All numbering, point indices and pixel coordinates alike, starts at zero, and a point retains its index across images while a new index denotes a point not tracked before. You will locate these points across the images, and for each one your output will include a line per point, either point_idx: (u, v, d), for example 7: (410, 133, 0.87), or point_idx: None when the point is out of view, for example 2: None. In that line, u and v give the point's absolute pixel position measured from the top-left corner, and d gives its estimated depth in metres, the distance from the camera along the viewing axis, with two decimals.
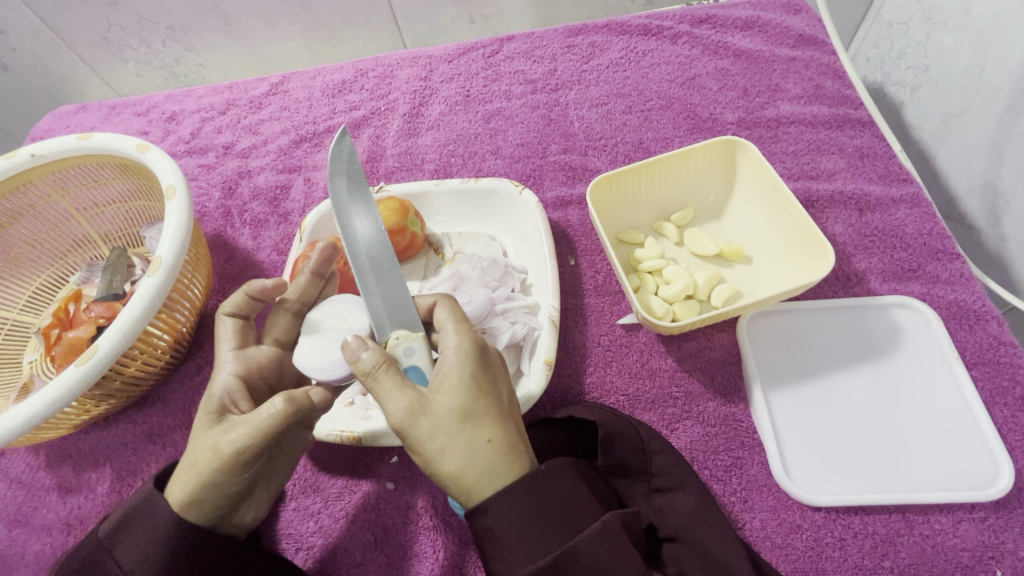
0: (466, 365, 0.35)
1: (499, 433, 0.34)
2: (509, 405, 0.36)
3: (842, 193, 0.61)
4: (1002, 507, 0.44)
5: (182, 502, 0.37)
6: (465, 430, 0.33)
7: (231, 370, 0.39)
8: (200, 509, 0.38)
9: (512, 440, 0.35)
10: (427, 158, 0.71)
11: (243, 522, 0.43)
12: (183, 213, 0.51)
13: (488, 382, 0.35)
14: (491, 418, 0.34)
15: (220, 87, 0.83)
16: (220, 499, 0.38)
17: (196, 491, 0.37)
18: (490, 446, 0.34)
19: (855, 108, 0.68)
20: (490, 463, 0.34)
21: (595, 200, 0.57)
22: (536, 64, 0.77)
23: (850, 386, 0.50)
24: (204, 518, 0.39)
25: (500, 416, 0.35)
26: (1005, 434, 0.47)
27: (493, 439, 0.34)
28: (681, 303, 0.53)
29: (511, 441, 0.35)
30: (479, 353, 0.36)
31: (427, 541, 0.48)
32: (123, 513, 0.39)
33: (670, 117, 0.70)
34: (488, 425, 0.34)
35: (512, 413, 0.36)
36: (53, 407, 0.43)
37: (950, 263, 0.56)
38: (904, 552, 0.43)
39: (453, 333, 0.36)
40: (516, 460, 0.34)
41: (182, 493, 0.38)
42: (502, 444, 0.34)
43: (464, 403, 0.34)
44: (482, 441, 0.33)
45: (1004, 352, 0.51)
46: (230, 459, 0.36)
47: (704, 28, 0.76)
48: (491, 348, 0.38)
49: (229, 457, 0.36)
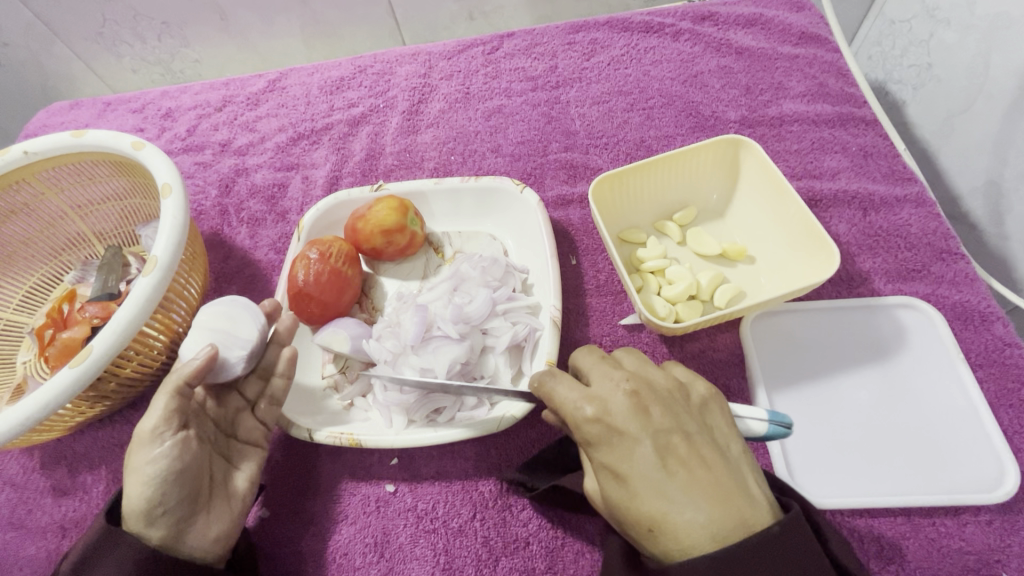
0: (597, 450, 0.36)
1: (670, 515, 0.33)
2: (667, 470, 0.34)
3: (845, 192, 0.60)
4: (1008, 510, 0.44)
5: (134, 510, 0.39)
6: (627, 515, 0.35)
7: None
8: (146, 513, 0.39)
9: (692, 515, 0.33)
10: (427, 156, 0.71)
11: (201, 545, 0.41)
12: (178, 211, 0.50)
13: (629, 458, 0.35)
14: (647, 503, 0.34)
15: (216, 83, 0.82)
16: (161, 498, 0.39)
17: (141, 487, 0.39)
18: (659, 533, 0.33)
19: (858, 106, 0.67)
20: (671, 545, 0.33)
21: (597, 199, 0.56)
22: (537, 61, 0.76)
23: (855, 388, 0.50)
24: (153, 527, 0.39)
25: (659, 496, 0.33)
26: (1011, 436, 0.47)
27: (654, 523, 0.33)
28: (684, 304, 0.52)
29: (682, 523, 0.33)
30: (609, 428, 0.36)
31: (428, 544, 0.47)
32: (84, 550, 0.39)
33: (672, 116, 0.69)
34: (644, 513, 0.34)
35: (680, 478, 0.34)
36: (46, 409, 0.43)
37: (955, 263, 0.56)
38: (910, 555, 0.43)
39: (574, 406, 0.37)
40: (701, 535, 0.32)
41: (129, 499, 0.39)
42: (670, 525, 0.33)
43: (612, 491, 0.35)
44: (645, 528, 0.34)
45: (1009, 354, 0.50)
46: (147, 432, 0.40)
47: (706, 25, 0.76)
48: (616, 417, 0.36)
49: (143, 431, 0.40)
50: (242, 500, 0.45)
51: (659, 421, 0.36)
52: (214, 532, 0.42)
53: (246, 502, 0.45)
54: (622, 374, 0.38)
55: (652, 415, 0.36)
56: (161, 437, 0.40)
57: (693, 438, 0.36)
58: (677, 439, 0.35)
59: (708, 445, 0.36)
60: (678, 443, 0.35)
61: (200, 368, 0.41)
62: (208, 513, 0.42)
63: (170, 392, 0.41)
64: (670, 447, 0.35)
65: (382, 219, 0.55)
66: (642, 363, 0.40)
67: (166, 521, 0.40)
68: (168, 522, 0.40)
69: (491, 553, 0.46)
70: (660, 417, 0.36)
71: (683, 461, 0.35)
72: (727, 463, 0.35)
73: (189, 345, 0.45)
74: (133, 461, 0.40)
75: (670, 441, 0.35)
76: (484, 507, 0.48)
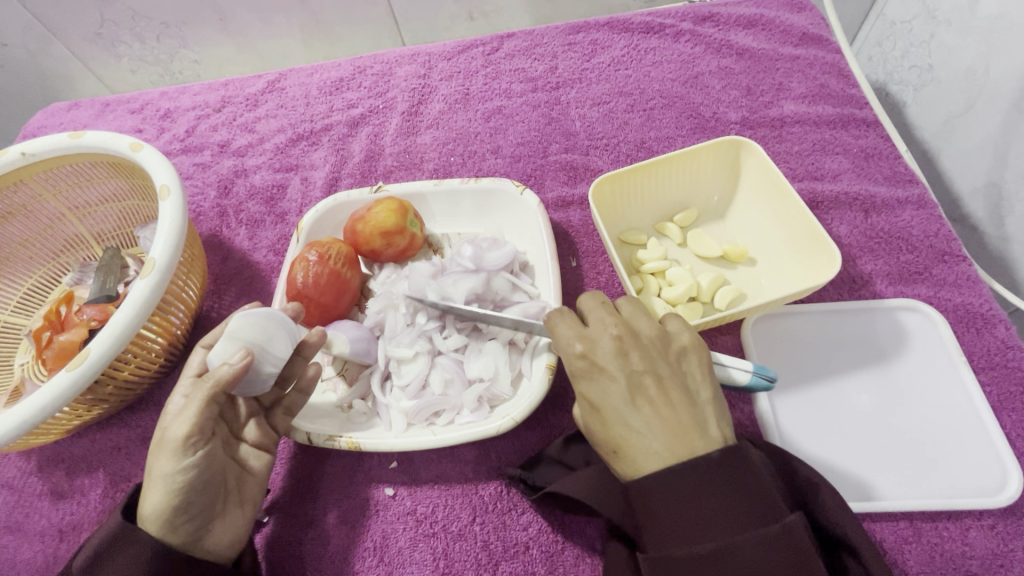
0: (578, 383, 0.39)
1: (627, 440, 0.36)
2: (634, 404, 0.36)
3: (847, 193, 0.60)
4: (1011, 514, 0.43)
5: (156, 516, 0.39)
6: (600, 442, 0.38)
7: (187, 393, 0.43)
8: (167, 521, 0.39)
9: (646, 443, 0.35)
10: (426, 157, 0.70)
11: (217, 548, 0.41)
12: (176, 212, 0.50)
13: (602, 391, 0.37)
14: (613, 432, 0.36)
15: (215, 84, 0.81)
16: (185, 505, 0.39)
17: (166, 496, 0.38)
18: (622, 456, 0.36)
19: (859, 107, 0.67)
20: (630, 467, 0.36)
21: (597, 201, 0.56)
22: (537, 62, 0.76)
23: (857, 390, 0.49)
24: (172, 533, 0.39)
25: (621, 423, 0.36)
26: (1014, 440, 0.46)
27: (618, 450, 0.36)
28: (685, 306, 0.52)
29: (640, 448, 0.35)
30: (587, 365, 0.38)
31: (427, 548, 0.47)
32: (99, 548, 0.38)
33: (673, 117, 0.69)
34: (610, 439, 0.37)
35: (645, 413, 0.35)
36: (43, 413, 0.42)
37: (957, 265, 0.55)
38: (914, 560, 0.42)
39: (565, 343, 0.40)
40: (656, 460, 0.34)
41: (150, 505, 0.39)
42: (628, 452, 0.36)
43: (588, 420, 0.39)
44: (610, 452, 0.37)
45: (1012, 357, 0.50)
46: (179, 441, 0.39)
47: (706, 26, 0.75)
48: (598, 356, 0.38)
49: (176, 439, 0.39)
50: (254, 504, 0.45)
51: (638, 363, 0.37)
52: (230, 535, 0.42)
53: (257, 505, 0.45)
54: (612, 319, 0.40)
55: (630, 357, 0.38)
56: (191, 447, 0.39)
57: (666, 382, 0.37)
58: (650, 380, 0.37)
59: (680, 388, 0.37)
60: (651, 384, 0.37)
61: (234, 374, 0.39)
62: (224, 518, 0.42)
63: (204, 401, 0.39)
64: (642, 387, 0.36)
65: (382, 221, 0.55)
66: (636, 310, 0.41)
67: (184, 528, 0.39)
68: (188, 528, 0.39)
69: (491, 558, 0.46)
70: (638, 359, 0.37)
71: (653, 398, 0.36)
72: (694, 406, 0.36)
73: (218, 351, 0.41)
74: (158, 468, 0.39)
75: (643, 381, 0.37)
76: (484, 511, 0.48)
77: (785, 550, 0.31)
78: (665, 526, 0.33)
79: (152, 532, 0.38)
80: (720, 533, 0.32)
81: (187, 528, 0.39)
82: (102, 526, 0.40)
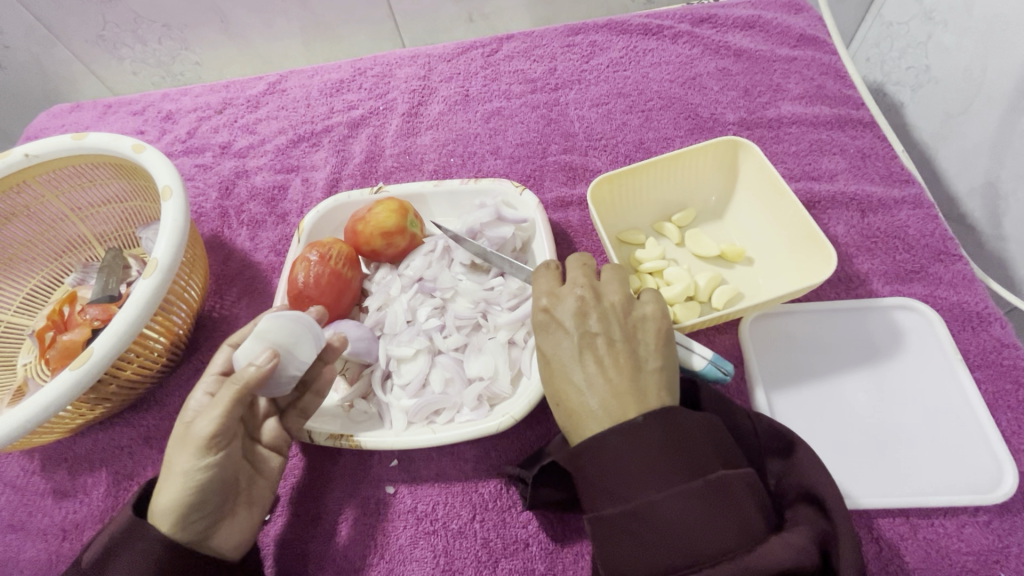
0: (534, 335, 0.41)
1: (568, 394, 0.38)
2: (580, 360, 0.38)
3: (844, 193, 0.61)
4: (1005, 511, 0.44)
5: (167, 511, 0.39)
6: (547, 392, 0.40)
7: (208, 391, 0.43)
8: (180, 519, 0.39)
9: (584, 400, 0.37)
10: (426, 158, 0.71)
11: (223, 546, 0.42)
12: (178, 212, 0.50)
13: (554, 345, 0.39)
14: (558, 386, 0.39)
15: (217, 86, 0.82)
16: (200, 503, 0.39)
17: (184, 491, 0.39)
18: (563, 409, 0.38)
19: (856, 108, 0.67)
20: (568, 420, 0.38)
21: (595, 200, 0.56)
22: (536, 64, 0.77)
23: (854, 389, 0.50)
24: (184, 530, 0.39)
25: (566, 376, 0.38)
26: (1009, 436, 0.47)
27: (558, 403, 0.39)
28: (683, 304, 0.52)
29: (575, 405, 0.37)
30: (545, 319, 0.40)
31: (427, 546, 0.47)
32: (109, 543, 0.38)
33: (671, 118, 0.69)
34: (553, 392, 0.39)
35: (587, 371, 0.37)
36: (47, 411, 0.43)
37: (953, 264, 0.56)
38: (909, 556, 0.43)
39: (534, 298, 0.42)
40: (590, 418, 0.36)
41: (165, 501, 0.39)
42: (566, 409, 0.38)
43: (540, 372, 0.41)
44: (554, 404, 0.40)
45: (1007, 355, 0.51)
46: (204, 439, 0.39)
47: (704, 28, 0.76)
48: (559, 313, 0.40)
49: (200, 437, 0.39)
50: (261, 507, 0.45)
51: (594, 324, 0.39)
52: (236, 538, 0.43)
53: (262, 507, 0.46)
54: (583, 279, 0.41)
55: (589, 318, 0.39)
56: (213, 446, 0.40)
57: (617, 344, 0.38)
58: (601, 341, 0.38)
59: (629, 355, 0.37)
60: (602, 344, 0.38)
61: (261, 375, 0.39)
62: (231, 519, 0.43)
63: (234, 400, 0.40)
64: (592, 346, 0.38)
65: (382, 221, 0.55)
66: (613, 278, 0.42)
67: (194, 527, 0.40)
68: (197, 527, 0.40)
69: (491, 555, 0.46)
70: (596, 321, 0.39)
71: (601, 358, 0.37)
72: (637, 374, 0.37)
73: (245, 351, 0.41)
74: (177, 464, 0.39)
75: (594, 340, 0.38)
76: (484, 509, 0.48)
77: (709, 504, 0.32)
78: (599, 488, 0.34)
79: (165, 529, 0.39)
80: (646, 490, 0.33)
81: (198, 526, 0.40)
82: (113, 520, 0.40)
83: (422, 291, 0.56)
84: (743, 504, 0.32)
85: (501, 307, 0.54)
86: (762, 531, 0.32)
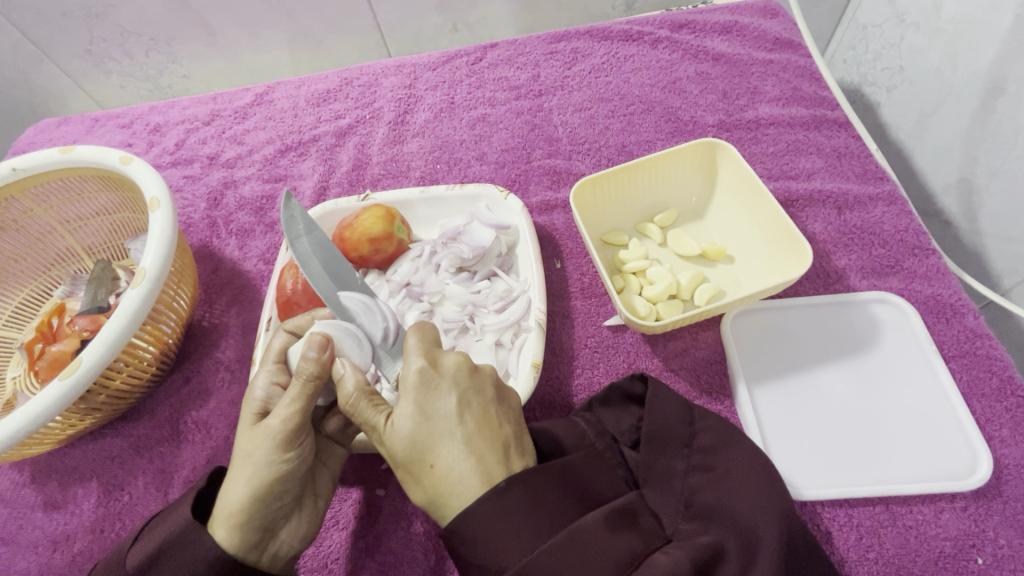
0: (413, 394, 0.37)
1: (445, 457, 0.35)
2: (460, 418, 0.36)
3: (820, 192, 0.62)
4: (982, 497, 0.45)
5: (240, 505, 0.38)
6: (416, 455, 0.36)
7: (272, 379, 0.43)
8: (259, 507, 0.39)
9: (462, 460, 0.35)
10: (413, 165, 0.72)
11: (287, 541, 0.42)
12: (166, 222, 0.51)
13: (433, 404, 0.37)
14: (438, 443, 0.36)
15: (204, 97, 0.83)
16: (278, 495, 0.40)
17: (261, 485, 0.39)
18: (435, 471, 0.36)
19: (830, 108, 0.69)
20: (436, 484, 0.36)
21: (579, 203, 0.57)
22: (520, 71, 0.78)
23: (833, 381, 0.51)
24: (258, 525, 0.39)
25: (445, 439, 0.36)
26: (983, 424, 0.48)
27: (437, 465, 0.36)
28: (665, 303, 0.53)
29: (451, 472, 0.35)
30: (427, 378, 0.37)
31: (419, 545, 0.48)
32: (162, 542, 0.38)
33: (652, 121, 0.71)
34: (427, 455, 0.36)
35: (467, 430, 0.36)
36: (36, 422, 0.43)
37: (927, 258, 0.57)
38: (889, 543, 0.44)
39: (415, 356, 0.38)
40: (471, 479, 0.35)
41: (245, 490, 0.38)
42: (445, 472, 0.35)
43: (409, 432, 0.36)
44: (426, 467, 0.36)
45: (980, 344, 0.52)
46: (286, 433, 0.39)
47: (683, 33, 0.78)
48: (440, 370, 0.38)
49: (285, 431, 0.39)
50: (326, 499, 0.46)
51: (473, 380, 0.38)
52: (299, 533, 0.43)
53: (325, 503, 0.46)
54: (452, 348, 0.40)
55: (465, 377, 0.38)
56: (295, 442, 0.40)
57: (491, 406, 0.38)
58: (476, 402, 0.38)
59: (502, 414, 0.39)
60: (477, 405, 0.37)
61: (317, 366, 0.39)
62: (298, 515, 0.43)
63: (304, 396, 0.40)
64: (470, 404, 0.37)
65: (369, 227, 0.56)
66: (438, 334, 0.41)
67: (267, 521, 0.40)
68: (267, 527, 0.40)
69: None
70: (468, 380, 0.38)
71: (478, 416, 0.37)
72: (513, 436, 0.38)
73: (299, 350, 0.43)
74: (257, 454, 0.39)
75: (471, 398, 0.37)
76: None
77: (576, 549, 0.33)
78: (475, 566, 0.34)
79: (235, 523, 0.38)
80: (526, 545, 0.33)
81: (271, 520, 0.40)
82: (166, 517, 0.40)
83: (410, 296, 0.57)
84: (615, 537, 0.34)
85: (488, 309, 0.55)
86: (642, 549, 0.35)
